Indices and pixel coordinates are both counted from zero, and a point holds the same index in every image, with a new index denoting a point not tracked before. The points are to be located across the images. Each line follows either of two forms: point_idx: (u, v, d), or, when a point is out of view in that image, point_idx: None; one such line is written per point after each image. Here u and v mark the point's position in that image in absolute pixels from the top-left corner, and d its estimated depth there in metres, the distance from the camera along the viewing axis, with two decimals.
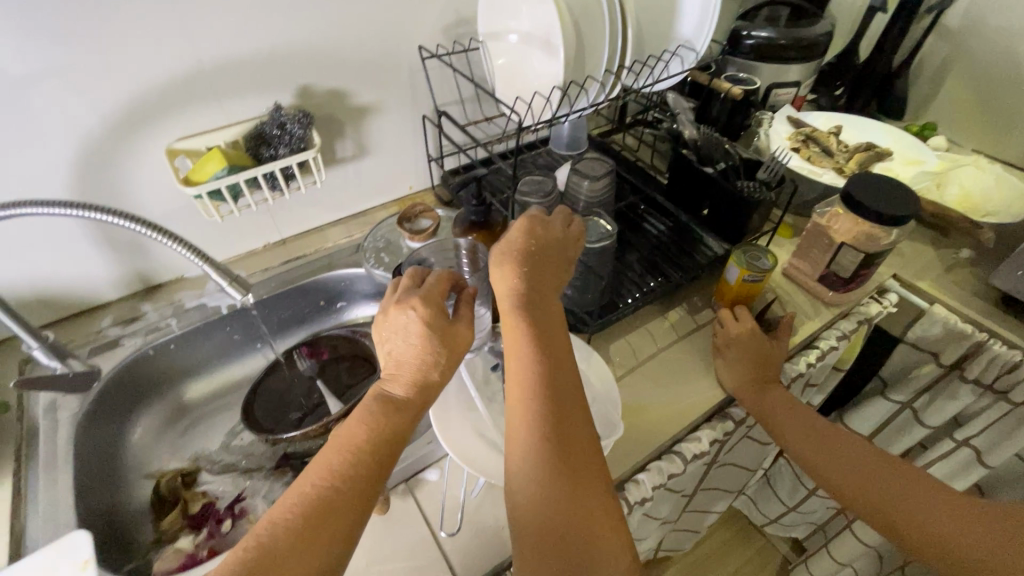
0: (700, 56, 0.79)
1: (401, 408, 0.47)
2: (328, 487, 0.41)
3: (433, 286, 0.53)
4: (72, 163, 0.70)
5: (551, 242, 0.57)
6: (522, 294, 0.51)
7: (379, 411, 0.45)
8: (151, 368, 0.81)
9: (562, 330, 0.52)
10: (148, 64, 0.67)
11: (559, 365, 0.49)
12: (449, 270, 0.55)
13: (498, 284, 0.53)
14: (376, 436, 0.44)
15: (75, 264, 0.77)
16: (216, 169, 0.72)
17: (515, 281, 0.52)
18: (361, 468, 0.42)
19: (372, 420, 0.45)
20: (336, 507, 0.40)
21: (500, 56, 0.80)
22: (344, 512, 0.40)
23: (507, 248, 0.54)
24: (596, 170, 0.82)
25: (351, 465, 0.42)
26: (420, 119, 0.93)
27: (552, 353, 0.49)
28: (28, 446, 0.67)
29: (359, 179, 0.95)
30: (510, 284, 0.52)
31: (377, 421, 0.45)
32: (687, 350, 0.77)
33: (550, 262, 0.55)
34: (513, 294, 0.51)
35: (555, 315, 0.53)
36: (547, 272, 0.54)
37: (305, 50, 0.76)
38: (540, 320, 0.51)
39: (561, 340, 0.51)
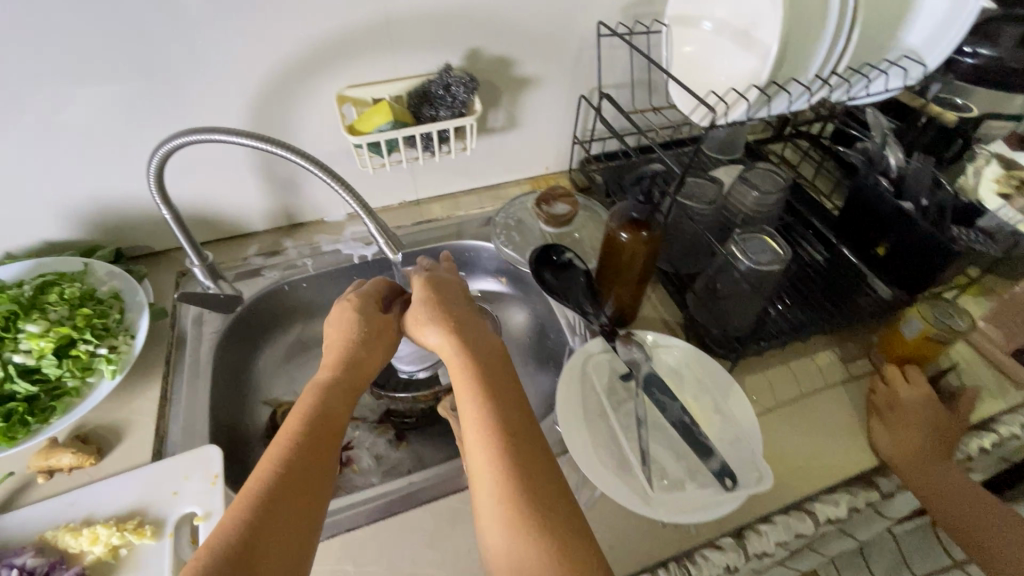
0: (928, 72, 0.67)
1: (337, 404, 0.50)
2: (276, 479, 0.42)
3: (365, 292, 0.63)
4: (255, 96, 0.73)
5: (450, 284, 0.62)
6: (444, 329, 0.55)
7: (315, 411, 0.48)
8: (284, 302, 0.85)
9: (491, 354, 0.54)
10: (340, 9, 0.68)
11: (494, 387, 0.49)
12: (384, 278, 0.65)
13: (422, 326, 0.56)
14: (319, 432, 0.47)
15: (237, 192, 0.81)
16: (382, 122, 0.72)
17: (437, 321, 0.56)
18: (306, 464, 0.44)
19: (312, 423, 0.48)
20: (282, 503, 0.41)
21: (688, 43, 0.73)
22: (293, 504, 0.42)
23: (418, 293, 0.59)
24: (768, 182, 0.74)
25: (296, 458, 0.44)
26: (576, 99, 0.89)
27: (483, 374, 0.50)
28: (177, 351, 0.73)
29: (502, 152, 0.93)
30: (433, 324, 0.56)
31: (315, 419, 0.48)
32: (836, 402, 0.68)
33: (449, 297, 0.60)
34: (435, 331, 0.55)
35: (481, 339, 0.55)
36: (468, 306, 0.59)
37: (485, 12, 0.74)
38: (464, 347, 0.53)
39: (493, 365, 0.52)
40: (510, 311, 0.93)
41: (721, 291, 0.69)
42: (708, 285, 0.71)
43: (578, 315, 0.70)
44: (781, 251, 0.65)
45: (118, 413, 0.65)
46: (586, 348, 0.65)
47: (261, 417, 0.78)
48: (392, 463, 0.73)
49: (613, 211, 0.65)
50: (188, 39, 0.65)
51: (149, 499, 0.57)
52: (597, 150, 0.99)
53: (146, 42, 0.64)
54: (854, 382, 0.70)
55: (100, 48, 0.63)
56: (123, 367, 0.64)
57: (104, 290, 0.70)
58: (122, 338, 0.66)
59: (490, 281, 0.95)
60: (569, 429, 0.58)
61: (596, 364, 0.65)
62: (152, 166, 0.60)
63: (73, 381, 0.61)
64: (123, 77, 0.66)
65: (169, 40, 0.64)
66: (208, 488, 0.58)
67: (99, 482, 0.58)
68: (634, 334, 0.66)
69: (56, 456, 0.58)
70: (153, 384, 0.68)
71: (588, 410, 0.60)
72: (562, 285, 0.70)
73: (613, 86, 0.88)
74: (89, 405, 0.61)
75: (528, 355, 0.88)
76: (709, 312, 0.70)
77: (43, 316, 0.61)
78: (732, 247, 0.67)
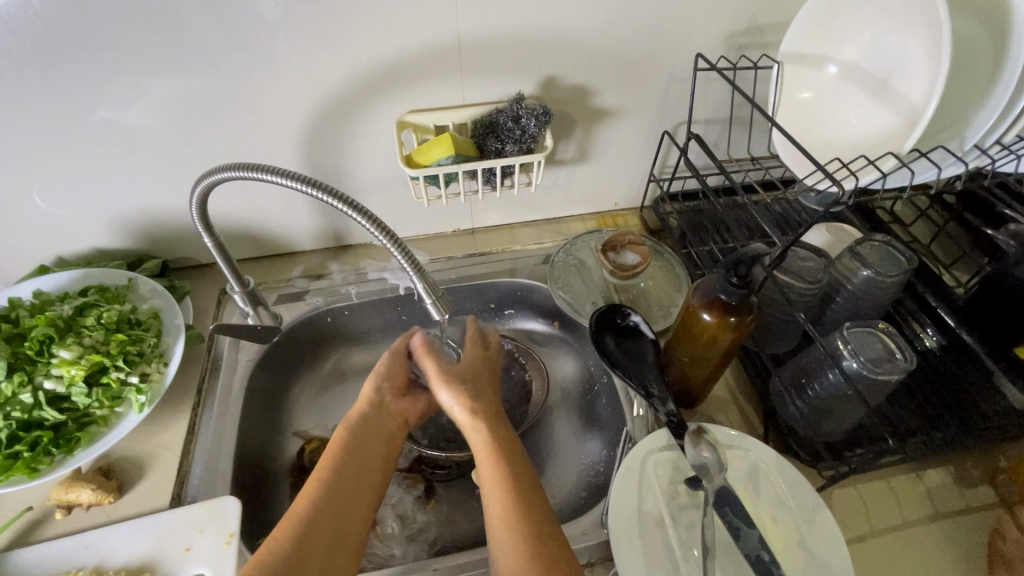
0: None
1: (369, 442, 0.56)
2: (298, 535, 0.46)
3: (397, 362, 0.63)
4: (310, 117, 0.67)
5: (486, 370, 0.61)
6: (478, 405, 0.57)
7: (349, 450, 0.54)
8: (321, 328, 0.80)
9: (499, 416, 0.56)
10: (406, 32, 0.61)
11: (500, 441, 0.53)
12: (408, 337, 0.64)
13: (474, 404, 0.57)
14: (350, 469, 0.53)
15: (286, 213, 0.77)
16: (442, 155, 0.65)
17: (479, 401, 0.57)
18: (335, 513, 0.49)
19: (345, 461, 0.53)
20: (321, 529, 0.47)
21: (807, 88, 0.63)
22: (329, 534, 0.47)
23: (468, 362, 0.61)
24: (885, 259, 0.61)
25: (331, 492, 0.50)
26: (658, 134, 0.79)
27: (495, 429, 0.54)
28: (209, 378, 0.70)
29: (569, 184, 0.84)
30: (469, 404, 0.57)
31: (347, 456, 0.53)
32: (945, 538, 0.57)
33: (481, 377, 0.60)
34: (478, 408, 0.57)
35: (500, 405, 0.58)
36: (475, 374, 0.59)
37: (566, 38, 0.65)
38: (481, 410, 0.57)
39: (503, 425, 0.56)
40: (560, 361, 0.84)
41: (813, 390, 0.59)
42: (798, 377, 0.61)
43: (642, 396, 0.61)
44: (898, 351, 0.55)
45: (144, 446, 0.63)
46: (647, 443, 0.57)
47: (291, 449, 0.74)
48: (419, 528, 0.67)
49: (697, 284, 0.57)
50: (241, 60, 0.60)
51: (160, 554, 0.54)
52: (675, 187, 0.88)
53: (201, 59, 0.59)
54: (970, 516, 0.58)
55: (154, 66, 0.59)
56: (152, 399, 0.61)
57: (143, 309, 0.68)
58: (155, 365, 0.64)
59: (540, 324, 0.86)
60: (620, 547, 0.49)
61: (657, 459, 0.56)
62: (195, 194, 0.55)
63: (102, 411, 0.59)
64: (177, 96, 0.62)
65: (225, 59, 0.60)
66: (220, 550, 0.54)
67: (114, 526, 0.55)
68: (706, 430, 0.57)
69: (76, 490, 0.56)
70: (182, 415, 0.66)
71: (647, 520, 0.52)
72: (626, 357, 0.63)
73: (703, 124, 0.77)
74: (115, 439, 0.59)
75: (573, 414, 0.79)
76: (797, 412, 0.60)
77: (77, 341, 0.59)
78: (837, 341, 0.57)
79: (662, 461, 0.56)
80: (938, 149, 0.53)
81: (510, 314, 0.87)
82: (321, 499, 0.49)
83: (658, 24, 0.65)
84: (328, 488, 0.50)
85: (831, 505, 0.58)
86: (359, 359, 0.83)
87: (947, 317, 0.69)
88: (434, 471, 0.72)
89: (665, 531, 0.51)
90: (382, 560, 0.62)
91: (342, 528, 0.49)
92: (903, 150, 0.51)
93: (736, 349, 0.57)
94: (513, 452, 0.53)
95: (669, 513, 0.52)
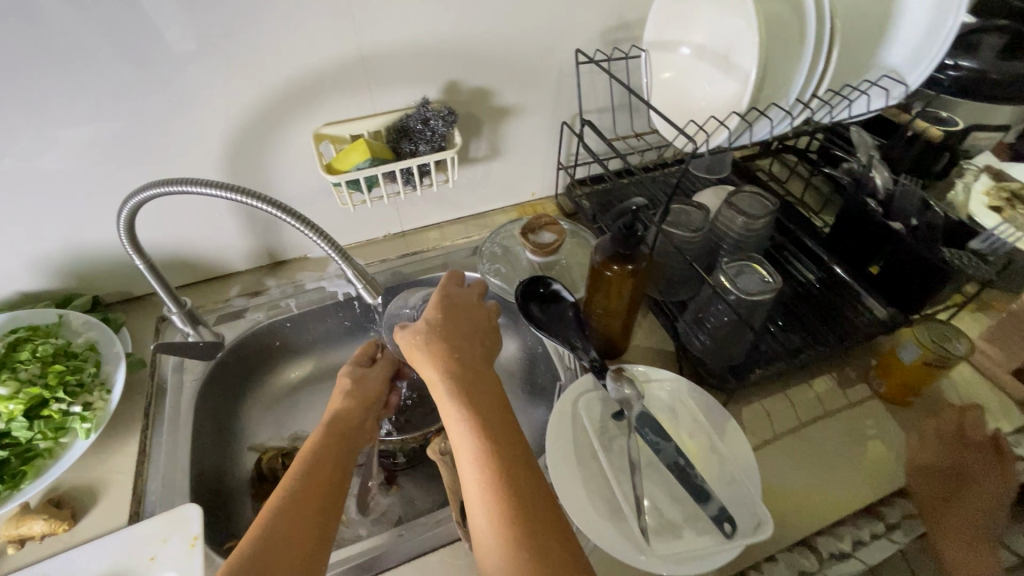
0: (908, 91, 0.66)
1: (332, 453, 0.53)
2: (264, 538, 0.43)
3: (367, 377, 0.64)
4: (231, 142, 0.71)
5: (468, 336, 0.55)
6: (458, 378, 0.50)
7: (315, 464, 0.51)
8: (267, 343, 0.83)
9: (489, 390, 0.51)
10: (311, 51, 0.67)
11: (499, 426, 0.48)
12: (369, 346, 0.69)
13: (462, 369, 0.51)
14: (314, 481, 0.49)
15: (217, 237, 0.80)
16: (359, 160, 0.70)
17: (453, 372, 0.50)
18: (299, 504, 0.46)
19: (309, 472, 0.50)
20: (282, 534, 0.44)
21: (668, 69, 0.74)
22: (289, 538, 0.44)
23: (450, 328, 0.54)
24: (756, 206, 0.72)
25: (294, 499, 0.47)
26: (558, 125, 0.88)
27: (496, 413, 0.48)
28: (156, 401, 0.71)
29: (487, 181, 0.92)
30: (446, 373, 0.50)
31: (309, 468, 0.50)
32: (833, 430, 0.67)
33: (468, 346, 0.54)
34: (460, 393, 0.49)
35: (483, 376, 0.52)
36: (456, 344, 0.53)
37: (459, 46, 0.73)
38: (478, 383, 0.51)
39: (498, 401, 0.50)
40: (502, 341, 0.88)
41: (710, 322, 0.68)
42: (698, 312, 0.70)
43: (568, 350, 0.67)
44: (769, 277, 0.64)
45: (93, 474, 0.63)
46: (575, 388, 0.64)
47: (247, 462, 0.76)
48: (382, 508, 0.71)
49: (598, 243, 0.65)
50: (156, 92, 0.64)
51: (123, 569, 0.55)
52: (581, 174, 0.98)
53: (115, 95, 0.62)
54: (854, 410, 0.69)
55: (61, 103, 0.61)
56: (98, 425, 0.62)
57: (79, 342, 0.68)
58: (98, 394, 0.64)
59: None
60: (561, 477, 0.56)
61: (586, 401, 0.63)
62: (123, 218, 0.58)
63: (45, 443, 0.59)
64: (93, 133, 0.64)
65: (138, 91, 0.63)
66: (185, 552, 0.55)
67: (72, 551, 0.56)
68: (625, 369, 0.64)
69: (27, 523, 0.56)
70: (131, 439, 0.67)
71: (583, 452, 0.58)
72: (550, 318, 0.69)
73: (595, 112, 0.87)
74: (63, 468, 0.59)
75: (519, 388, 0.85)
76: (702, 345, 0.69)
77: (12, 376, 0.59)
78: (720, 275, 0.66)
79: (591, 404, 0.63)
80: (772, 106, 0.65)
81: None
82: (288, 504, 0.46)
83: (540, 27, 0.74)
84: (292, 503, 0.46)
85: (740, 419, 0.67)
86: (309, 369, 0.87)
87: (819, 251, 0.82)
88: (394, 461, 0.76)
89: (599, 460, 0.58)
90: (349, 541, 0.66)
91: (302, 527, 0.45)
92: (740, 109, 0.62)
93: (641, 294, 0.66)
94: (508, 435, 0.47)
95: (599, 444, 0.59)
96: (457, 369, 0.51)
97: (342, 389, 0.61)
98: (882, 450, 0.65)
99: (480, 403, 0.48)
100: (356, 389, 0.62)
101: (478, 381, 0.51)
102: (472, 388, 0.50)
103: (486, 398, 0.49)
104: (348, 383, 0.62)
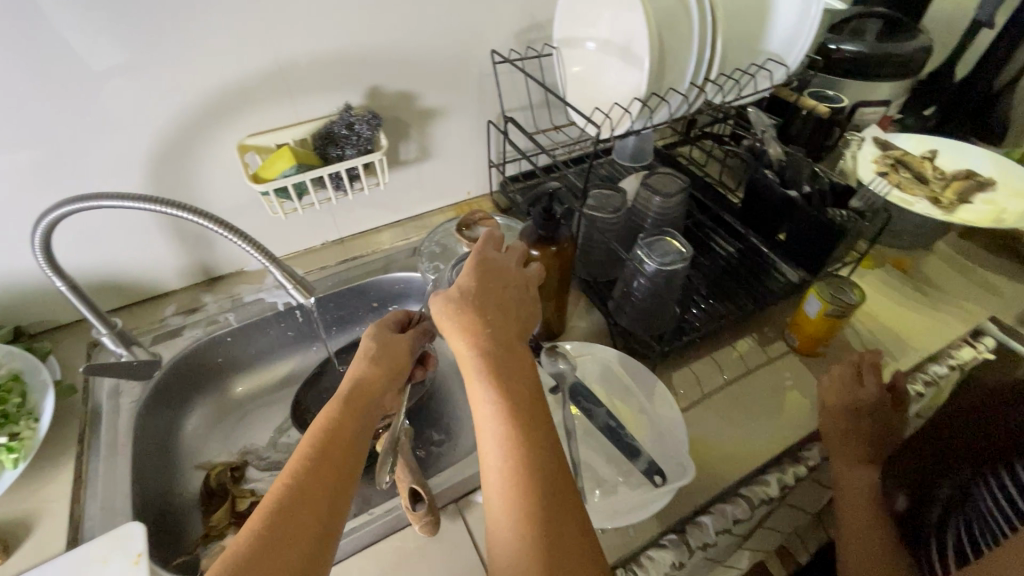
0: (789, 72, 0.76)
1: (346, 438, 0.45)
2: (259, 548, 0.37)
3: (397, 344, 0.54)
4: (151, 157, 0.71)
5: (511, 316, 0.48)
6: (497, 372, 0.44)
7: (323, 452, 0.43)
8: (209, 360, 0.82)
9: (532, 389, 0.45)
10: (227, 63, 0.68)
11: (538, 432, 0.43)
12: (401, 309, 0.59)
13: (503, 358, 0.45)
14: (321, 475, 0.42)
15: (146, 256, 0.79)
16: (285, 167, 0.72)
17: (493, 365, 0.44)
18: (302, 504, 0.40)
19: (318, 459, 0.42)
20: (281, 543, 0.37)
21: (577, 63, 0.78)
22: (287, 548, 0.37)
23: (494, 303, 0.48)
24: (669, 185, 0.77)
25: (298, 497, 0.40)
26: (485, 125, 0.91)
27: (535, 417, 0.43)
28: (91, 428, 0.69)
29: (421, 183, 0.94)
30: (484, 361, 0.44)
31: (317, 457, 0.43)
32: (756, 385, 0.72)
33: (509, 328, 0.48)
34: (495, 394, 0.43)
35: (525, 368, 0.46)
36: (491, 317, 0.46)
37: (377, 52, 0.75)
38: (518, 378, 0.45)
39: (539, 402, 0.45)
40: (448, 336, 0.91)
41: (636, 296, 0.71)
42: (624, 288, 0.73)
43: None
44: (684, 249, 0.68)
45: (26, 506, 0.61)
46: None
47: (195, 481, 0.75)
48: None
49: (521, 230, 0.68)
50: (66, 111, 0.63)
51: None
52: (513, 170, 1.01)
53: (22, 116, 0.61)
54: (773, 365, 0.75)
55: None
56: (27, 453, 0.61)
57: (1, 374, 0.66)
58: (24, 423, 0.63)
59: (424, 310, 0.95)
60: None
61: None
62: (37, 237, 0.57)
63: None
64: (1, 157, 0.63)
65: (46, 111, 0.62)
66: (129, 569, 0.54)
67: None
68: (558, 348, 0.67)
69: None
70: (65, 468, 0.65)
71: None
72: None
73: (518, 110, 0.91)
74: None
75: None
76: (631, 318, 0.73)
77: None
78: (638, 253, 0.69)
79: None
80: (674, 92, 0.73)
81: None
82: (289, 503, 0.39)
83: (454, 31, 0.78)
84: (295, 500, 0.40)
85: (671, 384, 0.72)
86: (256, 382, 0.87)
87: (735, 224, 0.87)
88: None
89: None
90: None
91: (304, 535, 0.38)
92: (640, 94, 0.69)
93: (568, 274, 0.69)
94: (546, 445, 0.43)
95: None
96: (495, 359, 0.44)
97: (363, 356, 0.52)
98: (799, 398, 0.70)
99: (514, 391, 0.44)
100: (379, 356, 0.52)
101: (517, 376, 0.45)
102: (512, 382, 0.44)
103: (526, 397, 0.44)
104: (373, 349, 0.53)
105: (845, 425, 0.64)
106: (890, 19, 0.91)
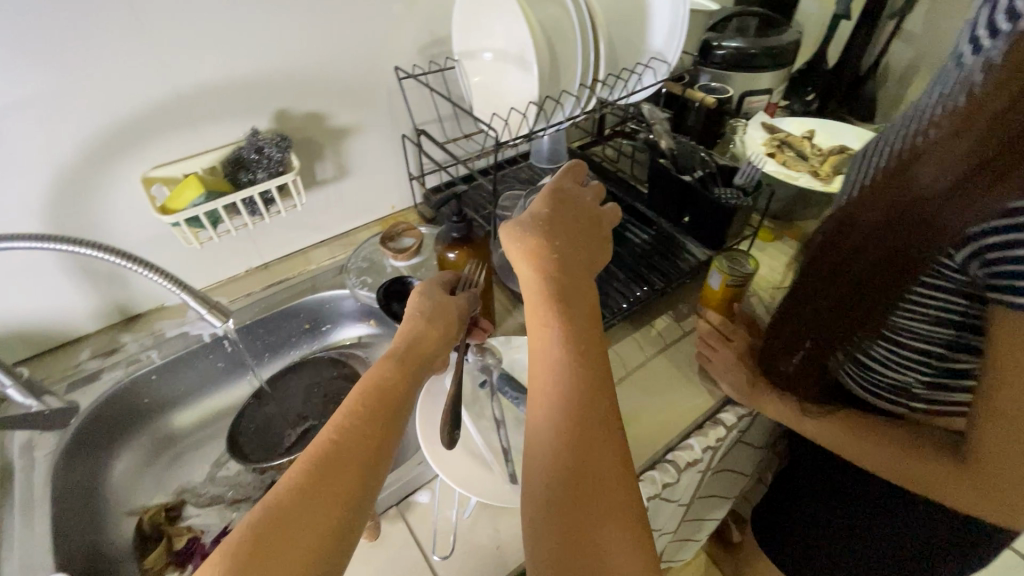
0: (670, 69, 0.84)
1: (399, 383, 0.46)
2: (320, 470, 0.38)
3: (451, 300, 0.56)
4: (47, 198, 0.69)
5: (578, 251, 0.52)
6: (567, 307, 0.48)
7: (382, 391, 0.44)
8: (134, 401, 0.79)
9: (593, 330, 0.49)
10: (121, 96, 0.67)
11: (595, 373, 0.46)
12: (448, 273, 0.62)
13: (569, 288, 0.49)
14: (380, 413, 0.43)
15: (52, 301, 0.75)
16: (193, 196, 0.71)
17: (560, 291, 0.48)
18: (362, 434, 0.41)
19: (381, 397, 0.44)
20: (340, 470, 0.38)
21: (476, 73, 0.81)
22: (345, 475, 0.38)
23: (562, 235, 0.52)
24: None
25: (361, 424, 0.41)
26: (399, 139, 0.93)
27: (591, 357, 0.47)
28: (2, 486, 0.65)
29: (341, 201, 0.95)
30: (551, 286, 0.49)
31: (378, 393, 0.44)
32: (674, 358, 0.77)
33: (578, 265, 0.52)
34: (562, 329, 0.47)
35: (588, 308, 0.50)
36: (563, 248, 0.51)
37: (280, 75, 0.76)
38: (578, 317, 0.48)
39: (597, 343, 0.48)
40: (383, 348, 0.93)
41: None
42: None
43: None
44: None
45: None
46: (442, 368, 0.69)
47: (127, 527, 0.72)
48: None
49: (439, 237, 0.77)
50: None
51: None
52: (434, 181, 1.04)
53: None
54: (688, 338, 0.80)
55: None
56: None
57: None
58: None
59: (358, 326, 0.95)
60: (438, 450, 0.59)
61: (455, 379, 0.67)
62: None
63: None
64: None
65: None
66: None
67: None
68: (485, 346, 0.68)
69: None
70: None
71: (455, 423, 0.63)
72: None
73: (430, 122, 0.94)
74: None
75: None
76: None
77: None
78: None
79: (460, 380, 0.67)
80: (567, 96, 0.78)
81: (328, 328, 0.96)
82: (351, 433, 0.40)
83: (356, 50, 0.80)
84: (357, 430, 0.41)
85: None
86: (189, 418, 0.85)
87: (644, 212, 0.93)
88: None
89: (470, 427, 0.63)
90: None
91: (360, 466, 0.39)
92: (535, 99, 0.74)
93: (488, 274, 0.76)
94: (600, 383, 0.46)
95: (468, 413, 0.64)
96: (562, 290, 0.49)
97: (416, 311, 0.54)
98: None
99: (577, 324, 0.48)
100: (431, 311, 0.54)
101: (581, 310, 0.49)
102: (574, 314, 0.48)
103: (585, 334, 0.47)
104: (426, 305, 0.55)
105: (749, 374, 0.70)
106: (762, 17, 1.03)
